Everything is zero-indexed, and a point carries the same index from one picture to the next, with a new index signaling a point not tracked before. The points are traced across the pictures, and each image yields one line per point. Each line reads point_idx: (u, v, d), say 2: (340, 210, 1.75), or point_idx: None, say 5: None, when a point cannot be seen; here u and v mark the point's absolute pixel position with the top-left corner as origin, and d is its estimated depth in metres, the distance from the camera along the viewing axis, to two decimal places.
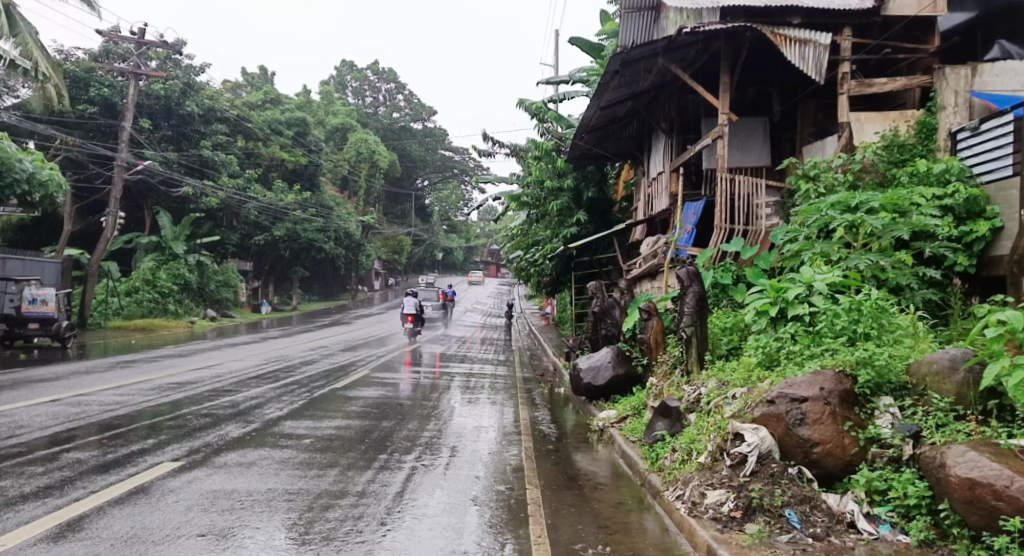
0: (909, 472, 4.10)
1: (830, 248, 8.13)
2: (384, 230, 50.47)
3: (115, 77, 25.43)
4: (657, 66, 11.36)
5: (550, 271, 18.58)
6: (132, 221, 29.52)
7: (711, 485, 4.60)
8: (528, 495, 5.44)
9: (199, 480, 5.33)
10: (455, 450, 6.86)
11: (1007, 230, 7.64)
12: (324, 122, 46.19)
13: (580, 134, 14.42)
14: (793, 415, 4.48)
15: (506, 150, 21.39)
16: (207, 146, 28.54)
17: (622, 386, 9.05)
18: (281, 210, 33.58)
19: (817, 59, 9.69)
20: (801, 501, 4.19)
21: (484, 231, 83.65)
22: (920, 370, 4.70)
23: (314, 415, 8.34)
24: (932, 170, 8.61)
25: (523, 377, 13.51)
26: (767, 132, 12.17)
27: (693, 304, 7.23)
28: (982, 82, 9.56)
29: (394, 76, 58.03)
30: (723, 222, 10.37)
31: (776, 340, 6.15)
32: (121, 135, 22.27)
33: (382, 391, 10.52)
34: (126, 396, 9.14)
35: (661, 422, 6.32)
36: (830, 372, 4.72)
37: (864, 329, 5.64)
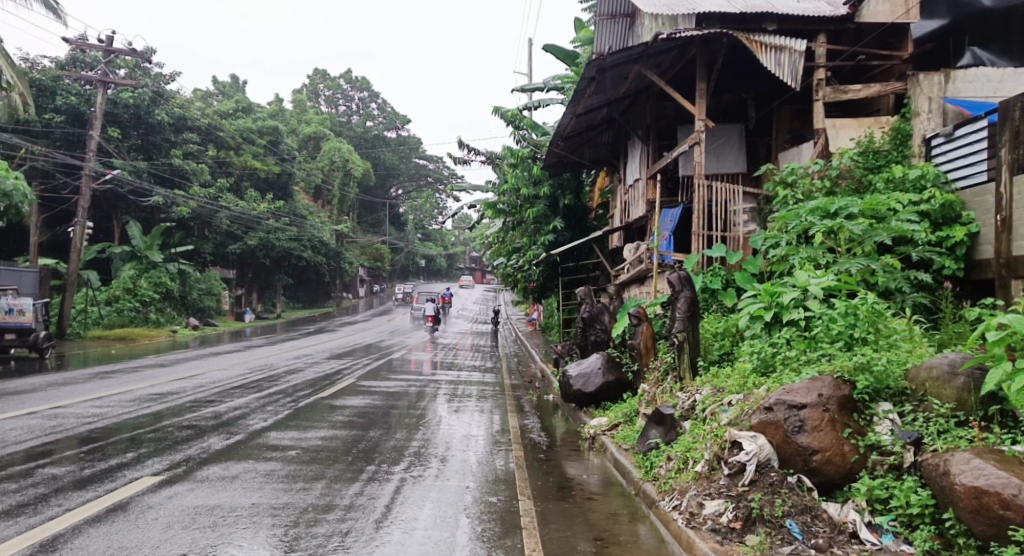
0: (911, 481, 4.06)
1: (815, 253, 8.14)
2: (360, 238, 50.07)
3: (82, 85, 24.87)
4: (634, 73, 11.35)
5: (537, 277, 18.57)
6: (103, 231, 28.89)
7: (708, 495, 4.52)
8: (520, 506, 5.29)
9: (180, 496, 5.11)
10: (445, 460, 6.71)
11: (985, 235, 7.74)
12: (298, 130, 45.71)
13: (557, 141, 14.37)
14: (792, 423, 4.43)
15: (483, 157, 21.29)
16: (178, 155, 28.01)
17: (612, 392, 8.97)
18: (254, 219, 33.14)
19: (793, 65, 9.76)
20: (802, 511, 4.10)
21: (460, 239, 83.53)
22: (918, 375, 4.68)
23: (299, 425, 8.12)
24: (908, 176, 8.66)
25: (510, 384, 13.42)
26: (742, 139, 12.18)
27: (684, 309, 7.18)
28: (954, 88, 9.71)
29: (367, 84, 57.74)
30: (701, 229, 10.32)
31: (771, 345, 6.11)
32: (89, 144, 21.75)
33: (367, 400, 10.33)
34: (104, 407, 8.85)
35: (655, 430, 6.23)
36: (828, 378, 4.67)
37: (861, 334, 5.61)
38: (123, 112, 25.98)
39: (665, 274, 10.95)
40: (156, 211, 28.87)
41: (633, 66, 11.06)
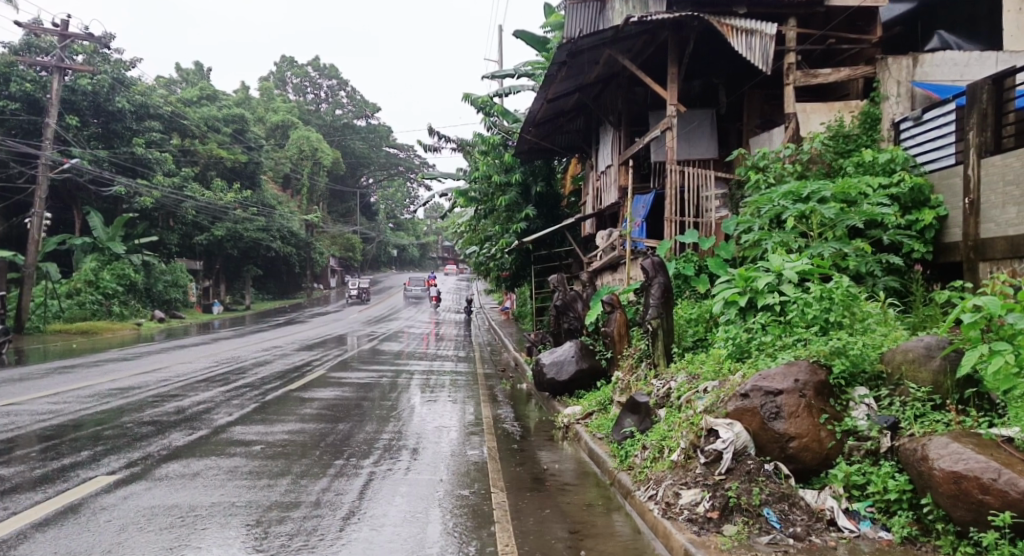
0: (889, 466, 4.00)
1: (788, 238, 8.09)
2: (330, 228, 49.20)
3: (37, 71, 24.00)
4: (605, 58, 11.17)
5: (510, 265, 18.42)
6: (62, 222, 27.98)
7: (685, 485, 4.42)
8: (493, 499, 5.15)
9: (136, 495, 4.88)
10: (416, 452, 6.54)
11: (953, 218, 7.78)
12: (264, 119, 44.83)
13: (528, 127, 14.17)
14: (768, 409, 4.35)
15: (454, 145, 21.00)
16: (139, 144, 27.22)
17: (585, 380, 8.87)
18: (221, 209, 32.44)
19: (763, 48, 9.68)
20: (779, 499, 4.02)
21: (433, 228, 82.72)
22: (894, 358, 4.61)
23: (266, 419, 7.89)
24: (877, 159, 8.67)
25: (482, 374, 13.25)
26: (713, 125, 12.13)
27: (658, 295, 7.07)
28: (922, 72, 9.65)
29: (335, 72, 56.82)
30: (674, 215, 10.21)
31: (747, 331, 6.02)
32: (45, 132, 20.96)
33: (336, 393, 10.09)
34: (61, 404, 8.49)
35: (630, 418, 6.14)
36: (805, 363, 4.60)
37: (836, 318, 5.56)
38: (81, 99, 25.13)
39: (638, 261, 10.86)
40: (119, 201, 28.10)
41: (604, 50, 10.91)
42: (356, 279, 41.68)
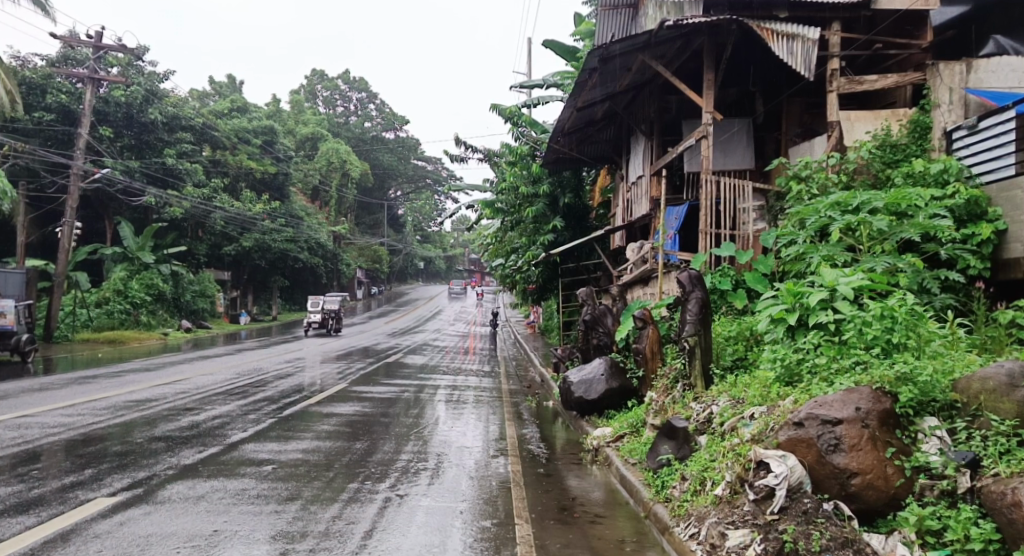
0: (970, 510, 3.50)
1: (835, 251, 7.55)
2: (358, 239, 49.17)
3: (73, 83, 24.32)
4: (637, 64, 10.77)
5: (536, 278, 18.01)
6: (93, 232, 28.23)
7: (731, 524, 3.97)
8: (518, 531, 4.71)
9: (133, 522, 4.54)
10: (436, 475, 6.13)
11: (1014, 232, 7.18)
12: (295, 131, 45.20)
13: (556, 137, 13.82)
14: (826, 441, 3.88)
15: (481, 155, 20.70)
16: (171, 155, 27.35)
17: (615, 400, 8.39)
18: (249, 220, 32.55)
19: (806, 53, 9.16)
20: (843, 544, 3.54)
21: (459, 240, 83.45)
22: (970, 386, 4.10)
23: (281, 435, 7.57)
24: (929, 170, 8.16)
25: (508, 390, 12.78)
26: (750, 135, 11.66)
27: (696, 312, 6.63)
28: (977, 79, 9.15)
29: (365, 85, 57.11)
30: (709, 227, 9.78)
31: (797, 351, 5.53)
32: (78, 142, 21.11)
33: (355, 408, 9.72)
34: (74, 417, 8.25)
35: (666, 445, 5.70)
36: (866, 390, 4.12)
37: (899, 339, 5.06)
38: (115, 110, 25.58)
39: (671, 274, 10.36)
40: (149, 211, 28.26)
41: (636, 55, 10.50)
42: (319, 299, 27.34)
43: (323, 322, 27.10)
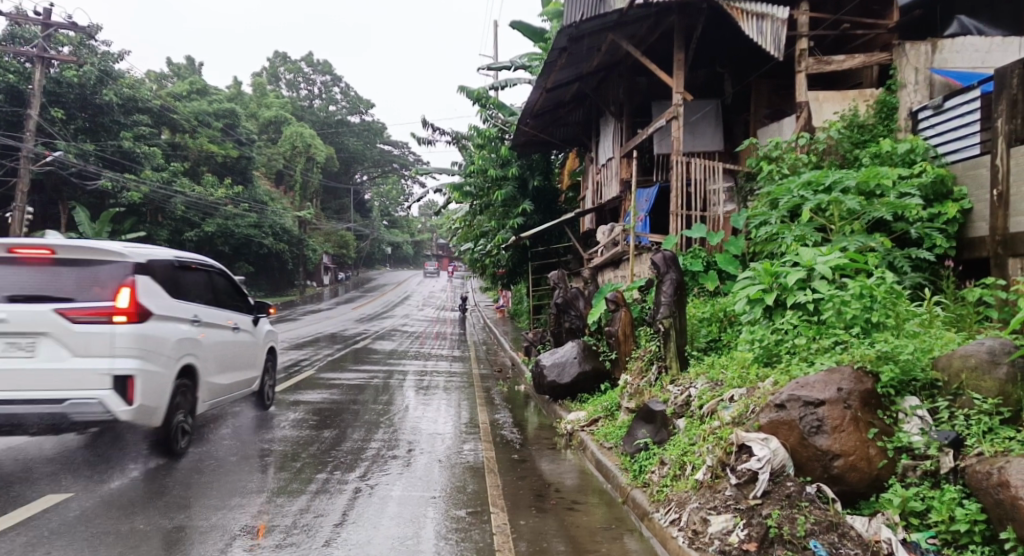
0: (954, 492, 3.46)
1: (807, 231, 7.52)
2: (324, 225, 48.32)
3: (21, 62, 23.26)
4: (607, 43, 10.59)
5: (506, 262, 17.83)
6: (46, 218, 27.13)
7: (713, 509, 3.87)
8: (494, 520, 4.56)
9: (86, 520, 4.29)
10: (407, 464, 5.95)
11: (978, 211, 7.20)
12: (257, 115, 44.05)
13: (524, 119, 13.60)
14: (808, 422, 3.80)
15: (449, 138, 20.41)
16: (127, 137, 26.36)
17: (588, 383, 8.28)
18: (211, 205, 31.62)
19: (775, 33, 9.05)
20: (827, 528, 3.48)
21: (427, 225, 82.88)
22: (950, 364, 4.08)
23: (246, 426, 7.31)
24: (896, 150, 8.15)
25: (478, 375, 12.57)
26: (720, 116, 11.63)
27: (671, 293, 6.52)
28: (941, 59, 9.15)
29: (329, 67, 55.96)
30: (679, 209, 9.70)
31: (776, 331, 5.45)
32: (27, 124, 20.23)
33: (322, 396, 9.43)
34: None
35: (644, 429, 5.61)
36: (848, 370, 4.04)
37: (877, 317, 5.05)
38: (67, 92, 24.58)
39: (643, 257, 10.27)
40: (106, 196, 27.25)
41: (606, 35, 10.31)
42: None
43: None
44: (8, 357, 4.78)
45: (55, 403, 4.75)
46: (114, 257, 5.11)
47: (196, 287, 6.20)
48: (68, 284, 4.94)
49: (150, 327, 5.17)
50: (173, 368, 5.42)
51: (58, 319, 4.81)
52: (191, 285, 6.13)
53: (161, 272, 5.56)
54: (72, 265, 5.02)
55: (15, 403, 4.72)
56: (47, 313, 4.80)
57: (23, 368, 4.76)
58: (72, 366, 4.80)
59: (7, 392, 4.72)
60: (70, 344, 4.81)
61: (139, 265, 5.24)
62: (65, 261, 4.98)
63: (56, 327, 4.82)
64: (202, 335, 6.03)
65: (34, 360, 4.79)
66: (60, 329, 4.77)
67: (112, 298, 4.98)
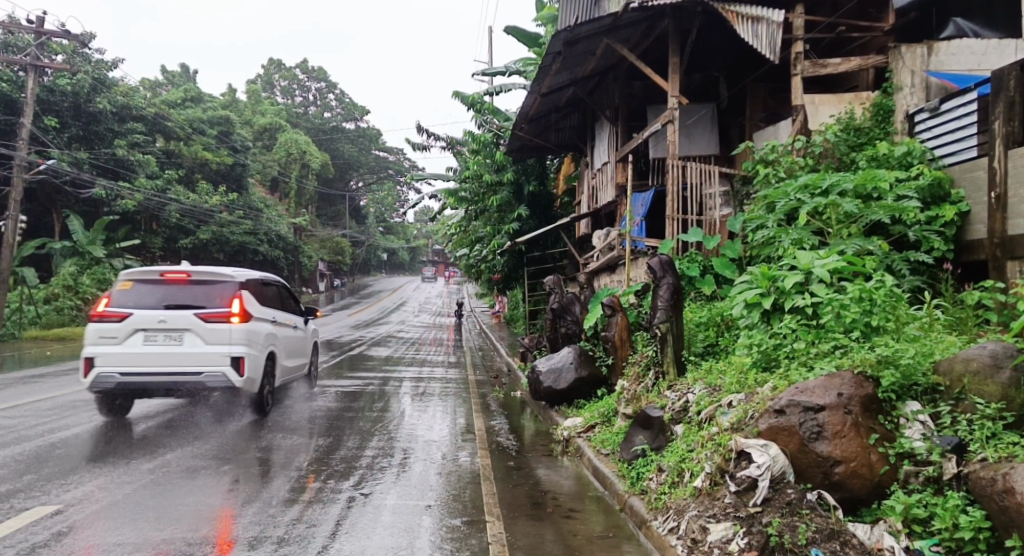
0: (958, 499, 3.39)
1: (805, 235, 7.47)
2: (319, 232, 48.20)
3: (14, 70, 23.15)
4: (602, 47, 10.56)
5: (502, 267, 17.78)
6: (39, 226, 26.98)
7: (712, 517, 3.79)
8: (489, 530, 4.48)
9: (74, 532, 4.20)
10: (402, 472, 5.86)
11: (976, 214, 7.17)
12: (252, 122, 43.97)
13: (519, 124, 13.57)
14: (809, 428, 3.74)
15: (444, 143, 20.37)
16: (121, 145, 26.26)
17: (584, 389, 8.21)
18: (206, 213, 31.51)
19: (771, 36, 9.02)
20: (829, 536, 3.41)
21: (423, 232, 82.81)
22: (952, 368, 4.03)
23: (241, 434, 7.23)
24: (892, 153, 8.13)
25: (474, 381, 12.49)
26: (715, 120, 11.60)
27: (668, 297, 6.46)
28: (938, 61, 9.02)
29: (324, 74, 55.90)
30: (675, 213, 9.66)
31: (774, 336, 5.40)
32: (20, 132, 20.12)
33: (317, 403, 9.34)
34: (15, 420, 7.71)
35: (641, 435, 5.55)
36: (847, 375, 3.98)
37: (877, 321, 5.01)
38: (60, 100, 24.49)
39: (639, 261, 10.23)
40: (100, 204, 27.12)
41: (601, 39, 10.28)
42: None
43: None
44: (158, 346, 6.84)
45: (191, 378, 6.80)
46: (229, 277, 7.36)
47: (270, 296, 8.44)
48: (199, 296, 7.11)
49: (248, 326, 7.30)
50: (261, 356, 7.57)
51: (194, 320, 6.94)
52: (269, 295, 8.44)
53: (251, 286, 7.76)
54: (200, 283, 7.22)
55: (164, 377, 6.76)
56: (186, 316, 6.93)
57: (168, 354, 6.81)
58: (202, 352, 6.89)
59: (159, 370, 6.77)
60: (200, 337, 6.90)
61: (242, 282, 7.47)
62: (196, 281, 7.18)
63: (191, 325, 6.93)
64: (279, 331, 8.42)
65: (181, 346, 6.87)
66: (195, 325, 6.88)
67: (227, 305, 7.15)
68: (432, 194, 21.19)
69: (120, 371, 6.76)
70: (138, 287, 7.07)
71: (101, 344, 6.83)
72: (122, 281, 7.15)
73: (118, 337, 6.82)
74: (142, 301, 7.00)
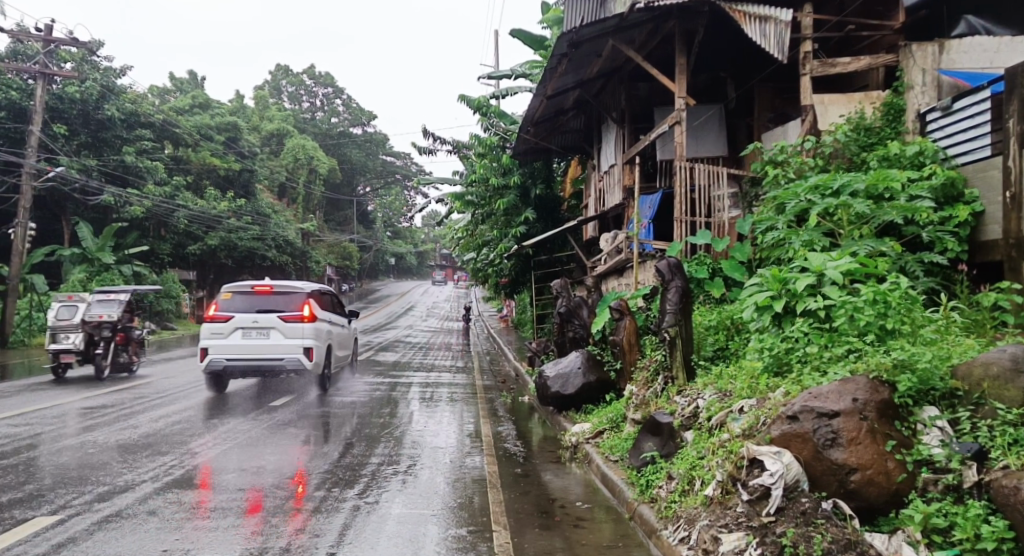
0: (980, 507, 3.28)
1: (816, 236, 7.35)
2: (327, 237, 48.27)
3: (23, 78, 23.28)
4: (608, 49, 10.48)
5: (510, 271, 17.71)
6: (49, 234, 27.10)
7: (724, 527, 3.67)
8: (496, 539, 4.38)
9: (73, 544, 4.13)
10: (407, 480, 5.78)
11: (991, 213, 7.04)
12: (260, 128, 44.09)
13: (525, 127, 13.51)
14: (822, 435, 3.63)
15: (450, 147, 20.32)
16: (130, 152, 26.34)
17: (592, 394, 8.12)
18: (214, 218, 31.56)
19: (779, 36, 8.91)
20: (845, 547, 3.30)
21: (431, 236, 82.84)
22: (971, 372, 3.92)
23: (247, 441, 7.17)
24: (904, 152, 8.00)
25: (482, 386, 12.42)
26: (723, 121, 11.49)
27: (676, 300, 6.37)
28: (948, 59, 9.00)
29: (331, 80, 56.01)
30: (683, 215, 9.55)
31: (786, 340, 5.29)
32: (29, 140, 20.21)
33: (323, 409, 9.26)
34: (21, 427, 7.68)
35: (650, 442, 5.46)
36: (862, 379, 3.87)
37: (892, 324, 4.89)
38: (69, 107, 24.59)
39: (647, 264, 10.14)
40: (109, 210, 27.21)
41: (607, 41, 10.21)
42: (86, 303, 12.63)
43: (88, 354, 12.24)
44: (252, 339, 10.01)
45: (275, 361, 9.94)
46: (299, 289, 10.46)
47: (323, 301, 11.35)
48: (280, 303, 10.25)
49: (311, 325, 10.38)
50: (321, 346, 10.70)
51: (277, 320, 10.08)
52: (323, 301, 11.42)
53: (313, 294, 10.76)
54: (280, 294, 10.36)
55: (258, 359, 9.92)
56: (271, 318, 10.09)
57: (259, 344, 9.97)
58: (282, 343, 10.02)
59: (254, 355, 9.91)
60: (281, 332, 10.04)
61: (308, 293, 10.54)
62: (277, 293, 10.33)
63: (275, 324, 10.09)
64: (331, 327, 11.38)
65: (269, 339, 10.02)
66: (278, 324, 10.03)
67: (298, 309, 10.27)
68: (439, 198, 21.17)
69: (227, 357, 9.91)
70: (238, 298, 10.26)
71: (213, 337, 10.01)
72: (224, 294, 10.33)
73: (226, 332, 10.01)
74: (239, 308, 10.16)
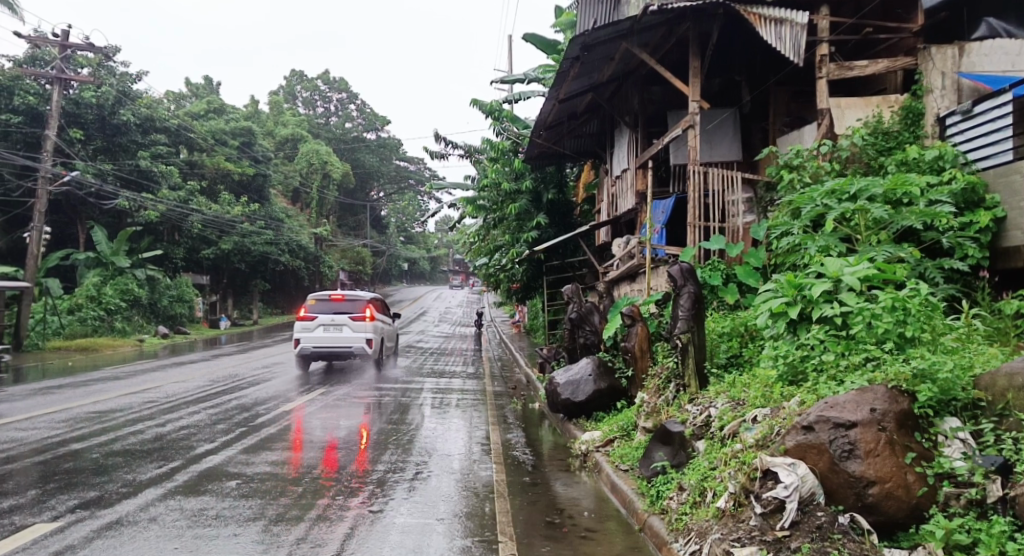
0: (1004, 525, 3.15)
1: (831, 241, 7.20)
2: (340, 242, 48.37)
3: (41, 84, 23.51)
4: (620, 52, 10.37)
5: (521, 276, 17.62)
6: (65, 238, 27.29)
7: (737, 541, 3.48)
8: (501, 551, 4.26)
9: (69, 553, 4.06)
10: (413, 488, 5.69)
11: (1012, 219, 6.89)
12: (274, 133, 44.28)
13: (537, 131, 13.44)
14: (839, 447, 3.51)
15: (462, 152, 20.31)
16: (145, 157, 26.52)
17: (603, 401, 7.97)
18: (228, 223, 31.67)
19: (794, 40, 8.76)
20: None
21: (444, 241, 82.84)
22: (994, 383, 3.79)
23: (253, 446, 7.12)
24: (923, 157, 7.82)
25: (493, 392, 12.35)
26: (737, 125, 11.33)
27: (688, 306, 6.26)
28: (969, 62, 8.85)
29: (345, 85, 56.24)
30: (697, 219, 9.39)
31: (802, 347, 5.16)
32: (45, 145, 20.38)
33: (332, 415, 9.22)
34: (27, 432, 7.67)
35: (661, 451, 5.34)
36: (881, 388, 3.75)
37: (911, 332, 4.75)
38: (86, 112, 24.82)
39: (659, 270, 10.02)
40: (123, 215, 27.38)
41: (619, 44, 10.11)
42: None
43: None
44: (330, 333, 12.90)
45: (345, 349, 12.86)
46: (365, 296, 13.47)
47: (376, 303, 14.32)
48: (351, 306, 13.23)
49: (372, 323, 13.33)
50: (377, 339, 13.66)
51: (349, 319, 13.04)
52: (377, 305, 14.38)
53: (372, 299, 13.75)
54: (350, 300, 13.32)
55: (334, 348, 12.83)
56: (344, 317, 13.02)
57: (335, 336, 12.89)
58: (351, 335, 12.95)
59: (331, 345, 12.83)
60: (351, 328, 12.99)
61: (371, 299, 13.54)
62: (348, 299, 13.28)
63: (347, 322, 13.03)
64: (383, 323, 14.56)
65: (342, 333, 12.94)
66: (349, 322, 12.98)
67: (363, 311, 13.19)
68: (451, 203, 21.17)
69: (310, 347, 12.79)
70: (319, 302, 13.21)
71: (300, 332, 12.92)
72: (310, 299, 13.23)
73: (310, 328, 12.91)
74: (321, 310, 13.10)
